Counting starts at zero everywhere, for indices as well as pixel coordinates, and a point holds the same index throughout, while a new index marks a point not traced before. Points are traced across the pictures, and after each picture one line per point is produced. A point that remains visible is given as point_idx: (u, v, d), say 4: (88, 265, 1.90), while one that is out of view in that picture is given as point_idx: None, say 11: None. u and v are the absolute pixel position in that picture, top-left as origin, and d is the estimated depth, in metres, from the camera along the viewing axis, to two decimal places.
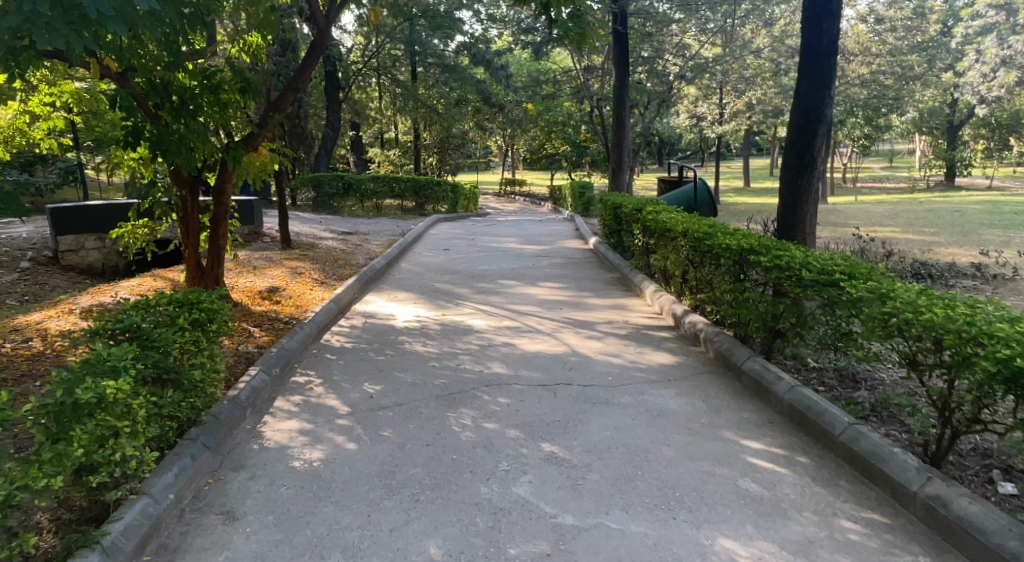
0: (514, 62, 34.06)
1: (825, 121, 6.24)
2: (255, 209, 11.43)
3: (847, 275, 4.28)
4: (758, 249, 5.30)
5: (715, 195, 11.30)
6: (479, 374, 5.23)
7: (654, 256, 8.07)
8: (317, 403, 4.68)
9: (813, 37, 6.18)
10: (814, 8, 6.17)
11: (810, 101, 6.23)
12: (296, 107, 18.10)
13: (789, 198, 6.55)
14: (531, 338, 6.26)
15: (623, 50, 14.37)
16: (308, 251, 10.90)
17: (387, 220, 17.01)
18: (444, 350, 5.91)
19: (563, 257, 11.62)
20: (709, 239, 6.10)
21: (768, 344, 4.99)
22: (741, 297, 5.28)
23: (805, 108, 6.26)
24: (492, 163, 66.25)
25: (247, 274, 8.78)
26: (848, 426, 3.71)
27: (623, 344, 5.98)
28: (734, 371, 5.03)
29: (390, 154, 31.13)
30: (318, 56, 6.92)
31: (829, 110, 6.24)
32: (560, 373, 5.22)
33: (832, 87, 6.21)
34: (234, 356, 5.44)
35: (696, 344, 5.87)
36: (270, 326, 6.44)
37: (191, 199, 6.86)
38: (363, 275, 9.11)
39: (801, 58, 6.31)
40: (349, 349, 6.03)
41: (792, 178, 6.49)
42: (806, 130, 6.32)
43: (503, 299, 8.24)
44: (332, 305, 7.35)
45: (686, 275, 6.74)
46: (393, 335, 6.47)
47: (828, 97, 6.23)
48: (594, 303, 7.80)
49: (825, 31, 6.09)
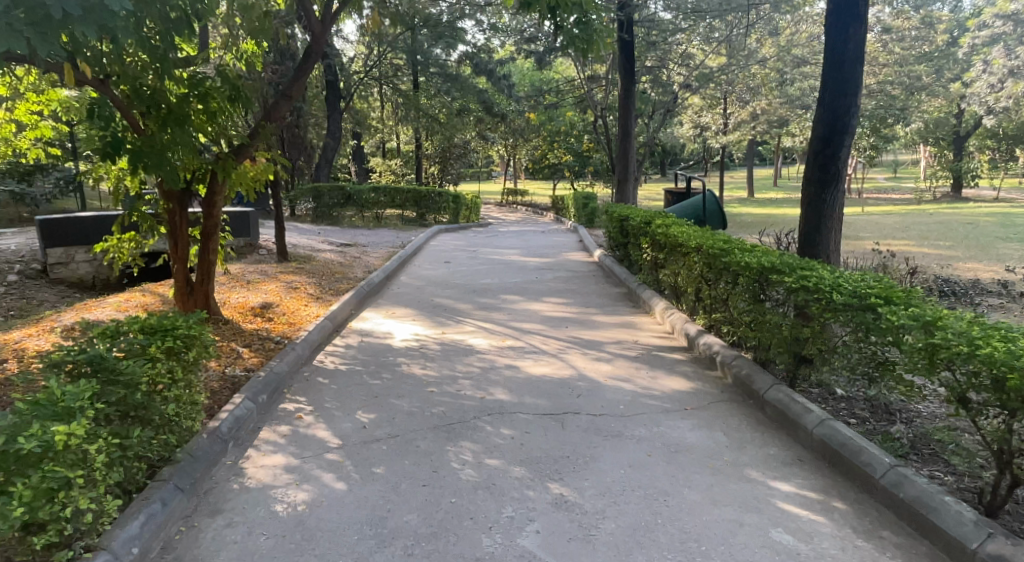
0: (516, 71, 33.84)
1: (851, 132, 5.91)
2: (251, 221, 11.12)
3: (884, 300, 3.93)
4: (780, 267, 4.96)
5: (724, 207, 10.92)
6: (480, 402, 4.87)
7: (664, 271, 7.73)
8: (305, 434, 4.33)
9: (839, 41, 5.86)
10: (840, 12, 5.85)
11: (835, 110, 5.90)
12: (295, 116, 17.83)
13: (812, 213, 6.23)
14: (536, 360, 5.90)
15: (629, 59, 14.08)
16: (305, 264, 10.57)
17: (387, 231, 16.70)
18: (443, 374, 5.55)
19: (568, 270, 11.28)
20: (725, 256, 5.76)
21: (793, 370, 4.64)
22: (763, 320, 4.94)
23: (831, 118, 5.93)
24: (494, 173, 66.07)
25: (240, 288, 8.46)
26: (889, 468, 3.35)
27: (634, 368, 5.62)
28: (756, 400, 4.67)
29: (392, 164, 30.87)
30: (314, 62, 6.62)
31: (855, 120, 5.91)
32: (568, 401, 4.85)
33: (858, 96, 5.88)
34: (220, 381, 5.11)
35: (712, 367, 5.52)
36: (260, 346, 6.11)
37: (179, 213, 6.56)
38: (360, 289, 8.79)
39: (824, 64, 5.97)
40: (343, 372, 5.69)
41: (815, 193, 6.16)
42: (830, 142, 5.99)
43: (506, 316, 7.90)
44: (327, 322, 7.04)
45: (700, 293, 6.39)
46: (389, 356, 6.12)
47: (855, 106, 5.89)
48: (601, 321, 7.45)
49: (852, 36, 5.76)
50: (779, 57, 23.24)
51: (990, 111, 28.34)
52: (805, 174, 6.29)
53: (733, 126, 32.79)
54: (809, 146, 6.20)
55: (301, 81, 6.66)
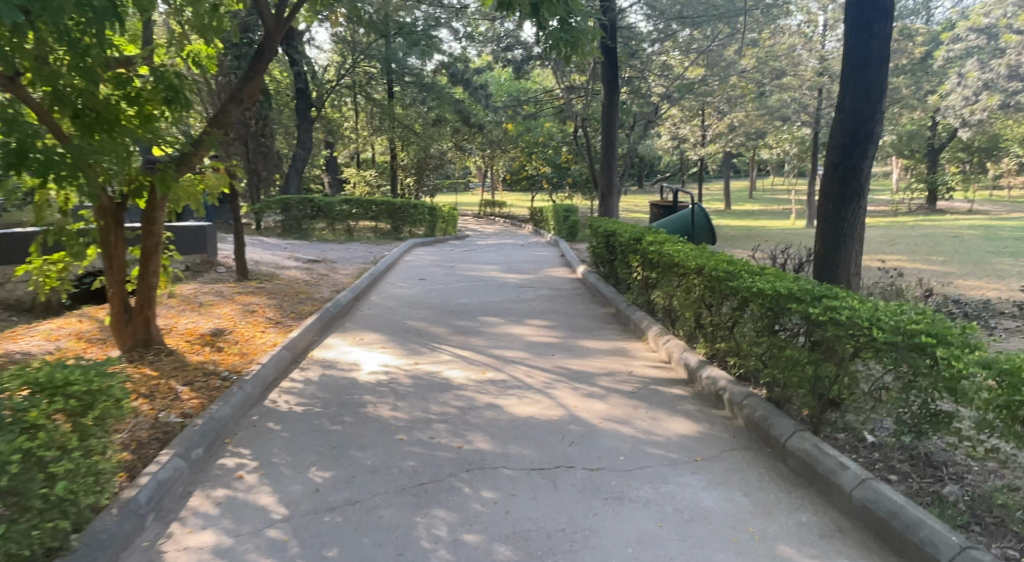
0: (493, 81, 33.25)
1: (875, 140, 5.54)
2: (209, 237, 10.36)
3: (934, 336, 3.34)
4: (798, 293, 4.36)
5: (714, 221, 10.37)
6: (457, 453, 4.17)
7: (656, 292, 7.13)
8: (244, 501, 3.58)
9: (862, 41, 5.49)
10: (861, 7, 5.47)
11: (857, 118, 5.53)
12: (261, 125, 16.98)
13: (830, 234, 5.86)
14: (522, 398, 5.22)
15: (612, 67, 13.50)
16: (266, 283, 9.80)
17: (359, 245, 15.93)
18: (415, 416, 4.83)
19: (550, 287, 10.65)
20: (731, 278, 5.15)
21: (818, 415, 4.02)
22: (780, 354, 4.32)
23: (852, 127, 5.56)
24: (472, 185, 65.56)
25: (190, 313, 7.73)
26: (958, 550, 2.73)
27: (633, 406, 4.97)
28: (776, 449, 4.05)
29: (366, 175, 30.06)
30: (266, 63, 5.95)
31: (879, 128, 5.55)
32: (559, 451, 4.17)
33: (883, 100, 5.52)
34: (149, 434, 4.39)
35: (718, 405, 4.90)
36: (204, 384, 5.36)
37: (114, 231, 5.84)
38: (325, 312, 8.06)
39: (845, 65, 5.61)
40: (299, 414, 4.95)
41: (836, 209, 5.78)
42: (852, 151, 5.61)
43: (486, 343, 7.21)
44: (285, 352, 6.31)
45: (700, 318, 5.78)
46: (354, 394, 5.39)
47: (879, 112, 5.53)
48: (591, 348, 6.79)
49: (876, 33, 5.40)
50: (758, 67, 22.97)
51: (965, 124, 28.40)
52: (822, 189, 5.92)
53: (711, 137, 32.62)
54: (827, 159, 5.83)
55: (253, 81, 5.92)
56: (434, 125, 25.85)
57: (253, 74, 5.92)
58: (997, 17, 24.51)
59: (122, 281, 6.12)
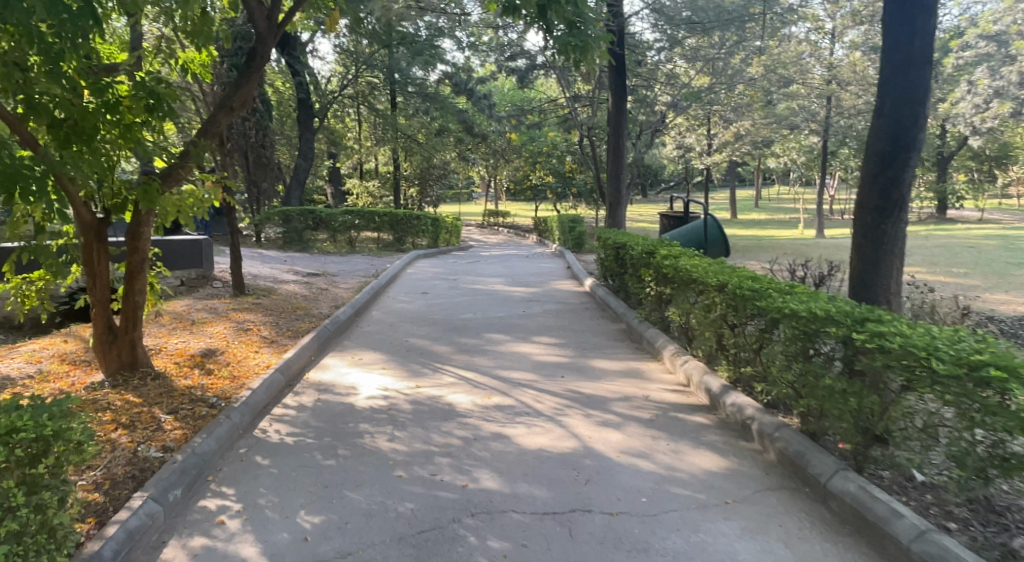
0: (497, 91, 33.01)
1: (918, 147, 5.26)
2: (205, 250, 10.09)
3: (1006, 371, 2.94)
4: (837, 315, 3.96)
5: (727, 233, 10.01)
6: (461, 492, 3.79)
7: (672, 308, 6.74)
8: (224, 553, 3.20)
9: (903, 40, 5.24)
10: (903, 5, 5.23)
11: (898, 123, 5.27)
12: (261, 135, 16.70)
13: (869, 247, 5.55)
14: (532, 426, 4.82)
15: (620, 75, 13.18)
16: (263, 299, 9.45)
17: (361, 257, 15.56)
18: (415, 449, 4.44)
19: (558, 301, 10.28)
20: (759, 297, 4.75)
21: (863, 451, 3.63)
22: (817, 383, 3.92)
23: (893, 132, 5.28)
24: (476, 195, 65.35)
25: (182, 332, 7.38)
26: None
27: (652, 437, 4.56)
28: (816, 490, 3.65)
29: (369, 186, 29.78)
30: (258, 71, 5.61)
31: (921, 134, 5.27)
32: (573, 490, 3.78)
33: (927, 105, 5.25)
34: (124, 471, 4.01)
35: (745, 436, 4.50)
36: (188, 413, 4.97)
37: (96, 246, 5.50)
38: (322, 330, 7.69)
39: (886, 67, 5.35)
40: (290, 446, 4.57)
41: (874, 221, 5.48)
42: (893, 159, 5.32)
43: (491, 362, 6.83)
44: (278, 374, 5.94)
45: (721, 339, 5.39)
46: (350, 422, 5.00)
47: (923, 117, 5.25)
48: (604, 369, 6.39)
49: (920, 31, 5.14)
50: (767, 75, 22.65)
51: (976, 133, 28.09)
52: (859, 199, 5.62)
53: (717, 146, 32.27)
54: (865, 166, 5.55)
55: (243, 88, 5.56)
56: (438, 135, 25.66)
57: (244, 80, 5.56)
58: (1007, 23, 24.24)
59: (106, 300, 5.75)
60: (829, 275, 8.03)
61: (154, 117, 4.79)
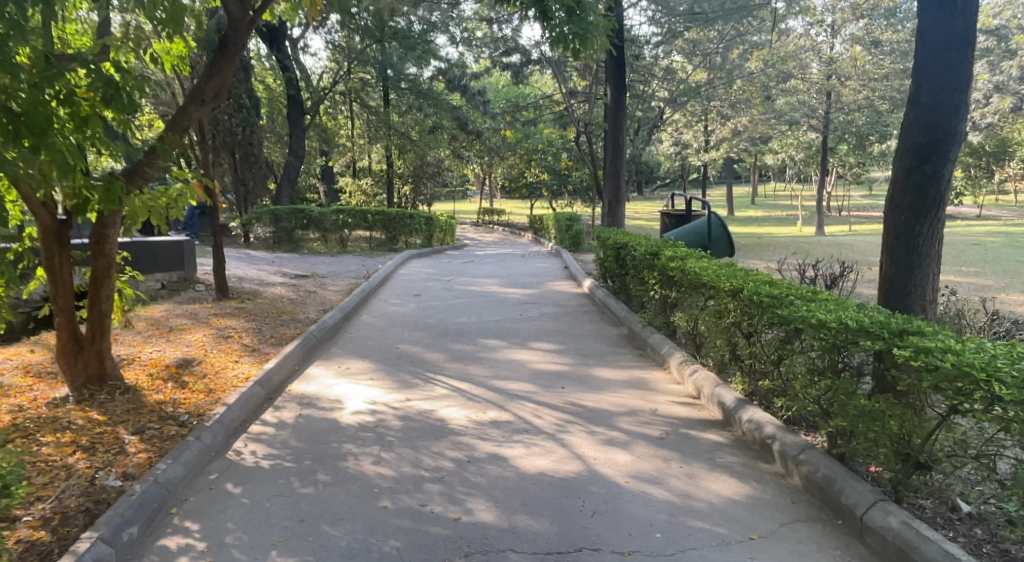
0: (491, 88, 32.58)
1: (957, 140, 4.94)
2: (187, 254, 9.74)
3: None
4: (870, 326, 3.57)
5: (732, 231, 9.63)
6: (452, 528, 3.37)
7: (678, 313, 6.35)
8: None
9: (943, 20, 4.89)
10: None
11: (936, 111, 4.93)
12: (249, 131, 16.26)
13: (903, 250, 5.22)
14: (531, 446, 4.42)
15: (620, 67, 12.78)
16: (247, 303, 9.03)
17: (352, 257, 15.15)
18: (403, 474, 4.03)
19: (555, 304, 9.89)
20: (778, 304, 4.35)
21: (903, 480, 3.23)
22: (849, 402, 3.52)
23: (930, 123, 4.94)
24: (470, 192, 64.86)
25: (157, 341, 6.95)
26: None
27: (663, 458, 4.16)
28: (851, 524, 3.25)
29: (362, 184, 29.34)
30: (229, 62, 5.22)
31: (961, 125, 4.95)
32: (578, 524, 3.38)
33: (968, 92, 4.92)
34: (77, 503, 3.57)
35: (764, 457, 4.11)
36: (155, 434, 4.55)
37: (58, 249, 5.09)
38: (308, 337, 7.29)
39: (924, 51, 5.00)
40: (265, 471, 4.15)
41: (910, 220, 5.13)
42: (931, 152, 4.98)
43: (486, 371, 6.43)
44: (257, 387, 5.53)
45: (735, 347, 5.00)
46: (333, 442, 4.59)
47: (963, 105, 4.92)
48: (606, 378, 6.00)
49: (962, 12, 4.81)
50: (767, 70, 22.29)
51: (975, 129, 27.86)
52: (891, 197, 5.29)
53: (715, 142, 31.94)
54: (898, 162, 5.22)
55: (215, 78, 5.17)
56: (431, 132, 25.24)
57: (215, 70, 5.18)
58: (1008, 17, 23.98)
59: (71, 309, 5.32)
60: (841, 275, 7.65)
61: (112, 108, 4.36)
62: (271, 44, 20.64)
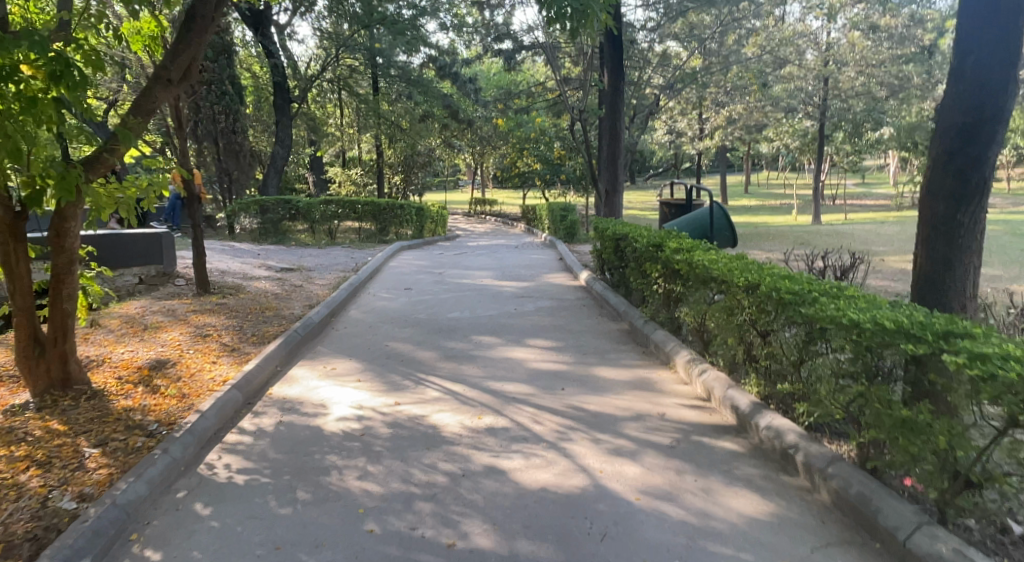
0: (483, 76, 32.04)
1: (1004, 120, 4.68)
2: (165, 246, 9.40)
3: None
4: (907, 325, 3.23)
5: (734, 221, 9.28)
6: (445, 555, 3.01)
7: (684, 308, 6.01)
8: None
9: None
10: None
11: (983, 88, 4.67)
12: (232, 119, 15.72)
13: (941, 241, 4.98)
14: (531, 457, 4.05)
15: (617, 50, 12.33)
16: (228, 298, 8.62)
17: (341, 249, 14.71)
18: (391, 492, 3.65)
19: (551, 297, 9.52)
20: (799, 301, 4.00)
21: (950, 499, 2.89)
22: (884, 410, 3.18)
23: (976, 102, 4.69)
24: (461, 183, 64.23)
25: (130, 340, 6.54)
26: None
27: (676, 471, 3.80)
28: (891, 549, 2.91)
29: (352, 174, 28.84)
30: (197, 37, 4.79)
31: (1009, 103, 4.69)
32: (587, 551, 3.02)
33: (1017, 68, 4.66)
34: (25, 529, 3.17)
35: (786, 468, 3.77)
36: (119, 446, 4.16)
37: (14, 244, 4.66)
38: (291, 335, 6.88)
39: (969, 23, 4.73)
40: (239, 488, 3.77)
41: (951, 208, 4.89)
42: (976, 133, 4.73)
43: (480, 371, 6.06)
44: (234, 391, 5.13)
45: (749, 347, 4.65)
46: (315, 453, 4.21)
47: (1012, 82, 4.66)
48: (609, 379, 5.63)
49: None
50: (764, 56, 21.92)
51: None
52: (929, 184, 5.04)
53: (709, 130, 31.59)
54: (937, 145, 4.97)
55: (182, 56, 4.75)
56: (422, 120, 24.70)
57: (180, 47, 4.79)
58: None
59: (31, 309, 4.90)
60: (852, 267, 7.30)
61: (63, 86, 3.91)
62: (256, 29, 20.04)
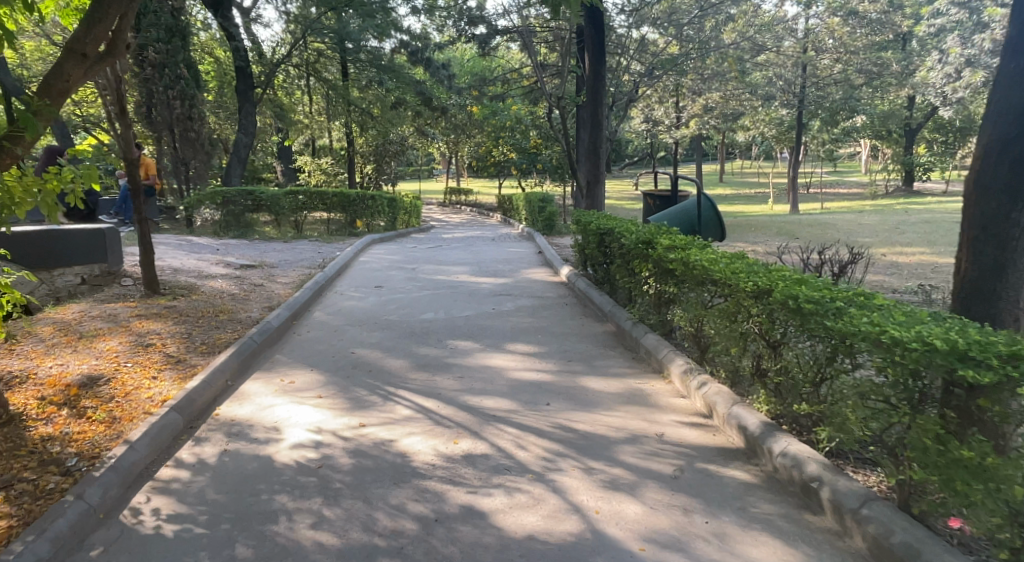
0: (455, 62, 31.28)
1: None
2: (111, 245, 8.62)
3: None
4: (962, 345, 2.73)
5: (721, 212, 8.82)
6: None
7: (678, 311, 5.52)
8: None
9: None
10: None
11: None
12: (189, 104, 14.71)
13: (992, 246, 4.89)
14: (514, 494, 3.49)
15: (598, 31, 11.74)
16: (179, 300, 7.90)
17: (308, 243, 13.97)
18: (350, 545, 3.07)
19: (531, 295, 8.99)
20: (818, 309, 3.48)
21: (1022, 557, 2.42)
22: (936, 445, 2.70)
23: None
24: (434, 172, 63.26)
25: (59, 351, 5.81)
26: None
27: (682, 510, 3.28)
28: None
29: (322, 163, 27.97)
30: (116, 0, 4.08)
31: None
32: None
33: None
34: None
35: (809, 503, 3.27)
36: (26, 489, 3.49)
37: None
38: (245, 343, 6.22)
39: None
40: (166, 543, 3.14)
41: (1005, 208, 4.78)
42: None
43: (455, 383, 5.49)
44: (172, 414, 4.49)
45: (757, 358, 4.15)
46: (262, 493, 3.60)
47: None
48: (597, 392, 5.10)
49: None
50: (741, 42, 21.64)
51: (946, 103, 28.21)
52: (976, 185, 4.96)
53: (686, 119, 31.31)
54: (987, 144, 4.87)
55: (99, 23, 4.04)
56: (394, 108, 23.89)
57: (98, 13, 4.06)
58: None
59: None
60: (852, 263, 6.85)
61: None
62: (216, 11, 19.08)
